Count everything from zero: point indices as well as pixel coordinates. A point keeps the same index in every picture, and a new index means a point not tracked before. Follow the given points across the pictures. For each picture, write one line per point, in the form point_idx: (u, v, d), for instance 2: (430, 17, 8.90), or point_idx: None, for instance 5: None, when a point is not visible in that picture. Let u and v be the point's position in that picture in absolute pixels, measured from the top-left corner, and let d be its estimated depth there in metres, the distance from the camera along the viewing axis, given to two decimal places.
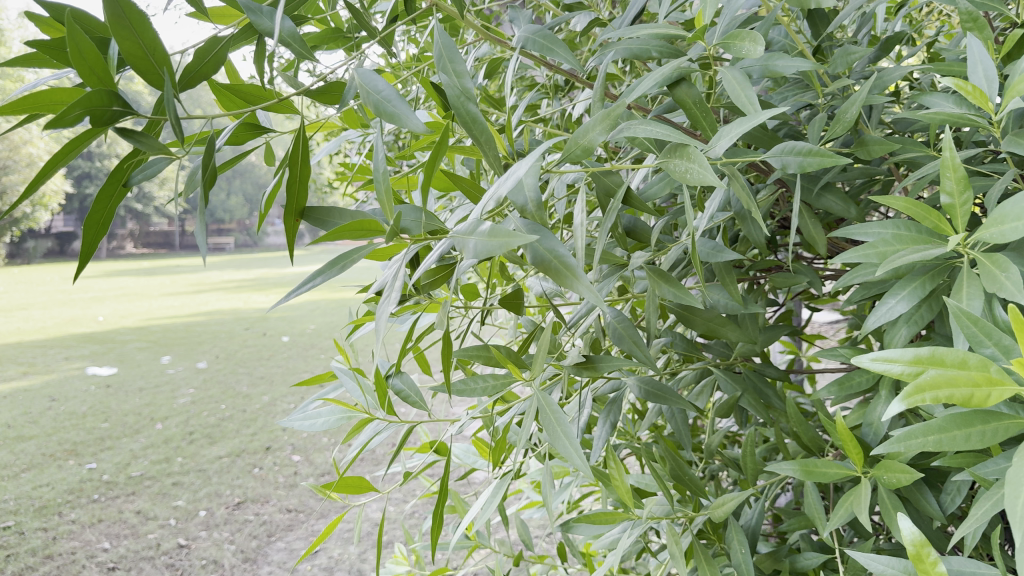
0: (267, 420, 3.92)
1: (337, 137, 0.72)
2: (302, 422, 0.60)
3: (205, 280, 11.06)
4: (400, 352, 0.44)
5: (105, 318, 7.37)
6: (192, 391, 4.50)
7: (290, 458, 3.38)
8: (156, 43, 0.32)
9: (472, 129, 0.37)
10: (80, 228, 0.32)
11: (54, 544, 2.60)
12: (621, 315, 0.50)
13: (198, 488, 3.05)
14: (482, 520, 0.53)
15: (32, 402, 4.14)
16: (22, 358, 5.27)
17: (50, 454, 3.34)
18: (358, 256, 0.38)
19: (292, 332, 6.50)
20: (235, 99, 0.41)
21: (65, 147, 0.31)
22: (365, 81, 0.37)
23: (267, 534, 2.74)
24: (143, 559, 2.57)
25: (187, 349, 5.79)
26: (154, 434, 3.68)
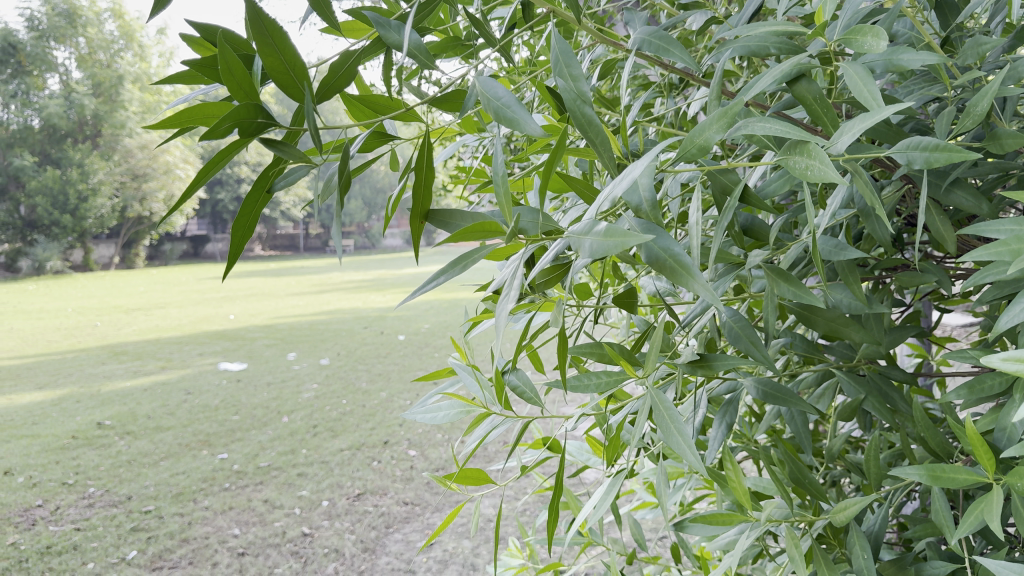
0: (386, 415, 4.05)
1: (455, 142, 0.73)
2: (423, 414, 0.62)
3: (328, 280, 11.58)
4: (516, 349, 0.44)
5: (237, 315, 7.87)
6: (316, 385, 4.72)
7: (407, 453, 3.48)
8: (294, 56, 0.34)
9: (587, 130, 0.37)
10: (229, 229, 0.34)
11: (190, 528, 2.73)
12: (738, 315, 0.50)
13: (321, 479, 3.17)
14: (599, 518, 0.53)
15: (170, 395, 4.48)
16: (161, 354, 5.71)
17: (187, 445, 3.59)
18: (477, 256, 0.39)
19: (408, 331, 6.71)
20: (365, 110, 0.43)
21: (213, 161, 0.34)
22: (484, 88, 0.39)
23: (386, 526, 2.76)
24: (270, 546, 2.59)
25: (312, 346, 6.07)
26: (281, 426, 3.88)
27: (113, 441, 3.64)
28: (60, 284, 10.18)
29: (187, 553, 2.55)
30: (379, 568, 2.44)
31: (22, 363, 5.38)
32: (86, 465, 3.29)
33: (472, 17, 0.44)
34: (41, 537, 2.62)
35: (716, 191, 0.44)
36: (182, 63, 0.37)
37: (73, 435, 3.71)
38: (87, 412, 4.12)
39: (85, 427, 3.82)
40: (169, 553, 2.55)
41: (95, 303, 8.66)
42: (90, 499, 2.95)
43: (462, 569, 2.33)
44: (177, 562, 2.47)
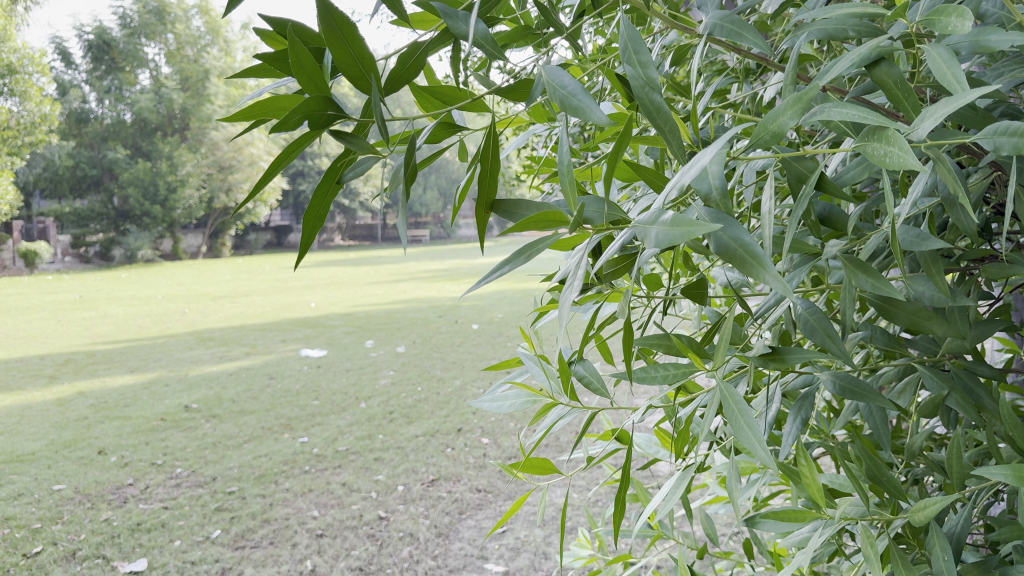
0: (459, 402, 4.10)
1: (525, 131, 0.73)
2: (490, 403, 0.63)
3: (404, 269, 11.77)
4: (582, 339, 0.44)
5: (318, 303, 8.07)
6: (393, 372, 4.82)
7: (479, 440, 3.51)
8: (363, 49, 0.35)
9: (656, 118, 0.37)
10: (301, 220, 0.35)
11: (271, 509, 2.79)
12: (814, 307, 0.49)
13: (397, 464, 3.22)
14: (668, 511, 0.52)
15: (254, 380, 4.65)
16: (246, 340, 5.92)
17: (270, 428, 3.72)
18: (543, 246, 0.39)
19: (482, 320, 6.77)
20: (434, 100, 0.43)
21: (287, 150, 0.35)
22: (551, 77, 0.39)
23: (459, 511, 2.76)
24: (347, 529, 2.62)
25: (389, 334, 6.19)
26: (358, 411, 3.97)
27: (200, 423, 3.79)
28: (151, 273, 10.67)
29: (268, 533, 2.58)
30: (451, 553, 2.42)
31: (116, 347, 5.66)
32: (174, 447, 3.44)
33: (541, 6, 0.44)
34: (132, 514, 2.73)
35: (790, 179, 0.43)
36: (254, 58, 0.38)
37: (162, 417, 3.89)
38: (176, 395, 4.31)
39: (173, 410, 3.99)
40: (251, 533, 2.59)
41: (184, 290, 9.02)
42: (178, 479, 3.08)
43: (533, 557, 2.33)
44: (259, 542, 2.51)
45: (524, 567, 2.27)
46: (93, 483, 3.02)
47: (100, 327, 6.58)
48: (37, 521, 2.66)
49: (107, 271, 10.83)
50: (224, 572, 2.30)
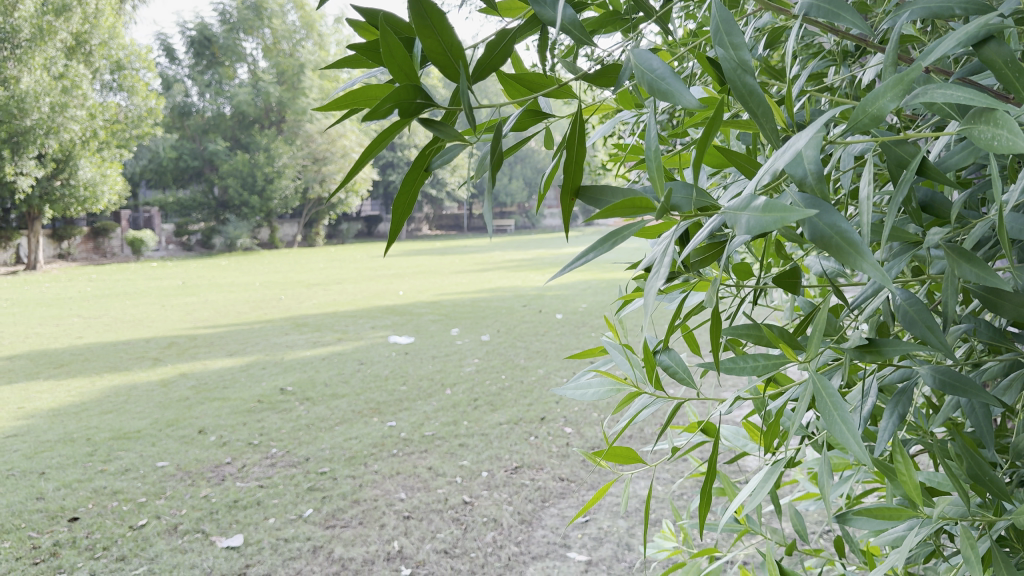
0: (543, 391, 4.11)
1: (613, 118, 0.72)
2: (573, 392, 0.63)
3: (489, 259, 11.84)
4: (669, 328, 0.44)
5: (405, 291, 8.21)
6: (478, 360, 4.87)
7: (563, 429, 3.50)
8: (452, 38, 0.35)
9: (749, 102, 0.36)
10: (391, 208, 0.36)
11: (361, 490, 2.86)
12: (914, 298, 0.47)
13: (481, 451, 3.25)
14: (757, 505, 0.52)
15: (345, 365, 4.78)
16: (337, 327, 6.08)
17: (359, 412, 3.82)
18: (629, 233, 0.39)
19: (566, 310, 6.75)
20: (520, 88, 0.44)
21: (378, 138, 0.35)
22: (640, 61, 0.38)
23: (542, 499, 2.76)
24: (433, 511, 2.65)
25: (474, 322, 6.25)
26: (444, 398, 4.03)
27: (294, 405, 3.93)
28: (249, 261, 11.10)
29: (357, 514, 2.65)
30: (535, 540, 2.42)
31: (216, 331, 5.91)
32: (269, 428, 3.58)
33: None
34: (229, 491, 2.85)
35: (890, 166, 0.41)
36: (347, 49, 0.39)
37: (259, 399, 4.04)
38: (271, 378, 4.48)
39: (269, 392, 4.15)
40: (341, 513, 2.66)
41: (279, 278, 9.34)
42: (273, 458, 3.19)
43: (617, 548, 2.32)
44: (348, 522, 2.58)
45: (608, 558, 2.26)
46: (194, 461, 3.16)
47: (202, 312, 6.89)
48: (143, 495, 2.80)
49: (208, 260, 11.32)
50: (316, 550, 2.37)
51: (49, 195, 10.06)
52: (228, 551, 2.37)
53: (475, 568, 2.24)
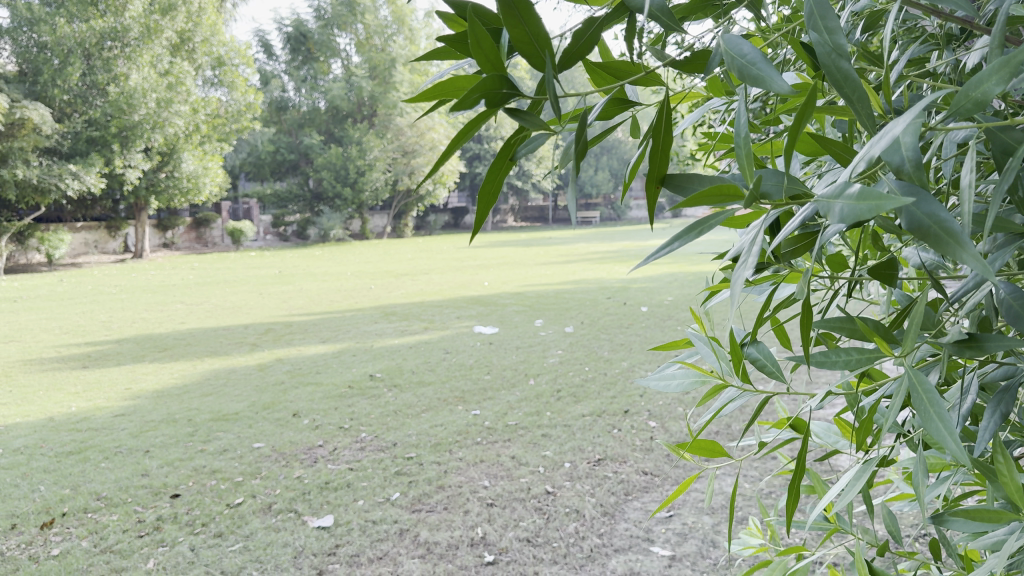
0: (627, 384, 4.08)
1: (702, 107, 0.71)
2: (657, 383, 0.62)
3: (575, 250, 11.80)
4: (757, 320, 0.43)
5: (490, 282, 8.28)
6: (561, 351, 4.87)
7: (647, 423, 3.47)
8: (539, 27, 0.36)
9: (843, 87, 0.35)
10: (477, 197, 0.37)
11: (445, 476, 2.90)
12: (1019, 293, 0.44)
13: (564, 441, 3.25)
14: (846, 503, 0.50)
15: (431, 353, 4.86)
16: (424, 316, 6.18)
17: (445, 400, 3.88)
18: (715, 222, 0.38)
19: (652, 303, 6.67)
20: (606, 76, 0.44)
21: (465, 128, 0.36)
22: (729, 47, 0.38)
23: (625, 492, 2.74)
24: (516, 500, 2.67)
25: (558, 313, 6.24)
26: (527, 388, 4.05)
27: (382, 392, 4.03)
28: (341, 252, 11.39)
29: (442, 499, 2.70)
30: (617, 533, 2.41)
31: (310, 318, 6.11)
32: (359, 413, 3.68)
33: None
34: (321, 473, 2.94)
35: (994, 153, 0.39)
36: (437, 40, 0.40)
37: (349, 384, 4.16)
38: (361, 364, 4.60)
39: (359, 378, 4.27)
40: (427, 498, 2.71)
41: (369, 268, 9.56)
42: (362, 442, 3.28)
43: (701, 544, 2.29)
44: (434, 507, 2.62)
45: (691, 553, 2.23)
46: (288, 443, 3.28)
47: (296, 300, 7.13)
48: (240, 474, 2.92)
49: (303, 250, 11.68)
50: (402, 533, 2.42)
51: (155, 187, 10.55)
52: (318, 531, 2.45)
53: (557, 558, 2.24)
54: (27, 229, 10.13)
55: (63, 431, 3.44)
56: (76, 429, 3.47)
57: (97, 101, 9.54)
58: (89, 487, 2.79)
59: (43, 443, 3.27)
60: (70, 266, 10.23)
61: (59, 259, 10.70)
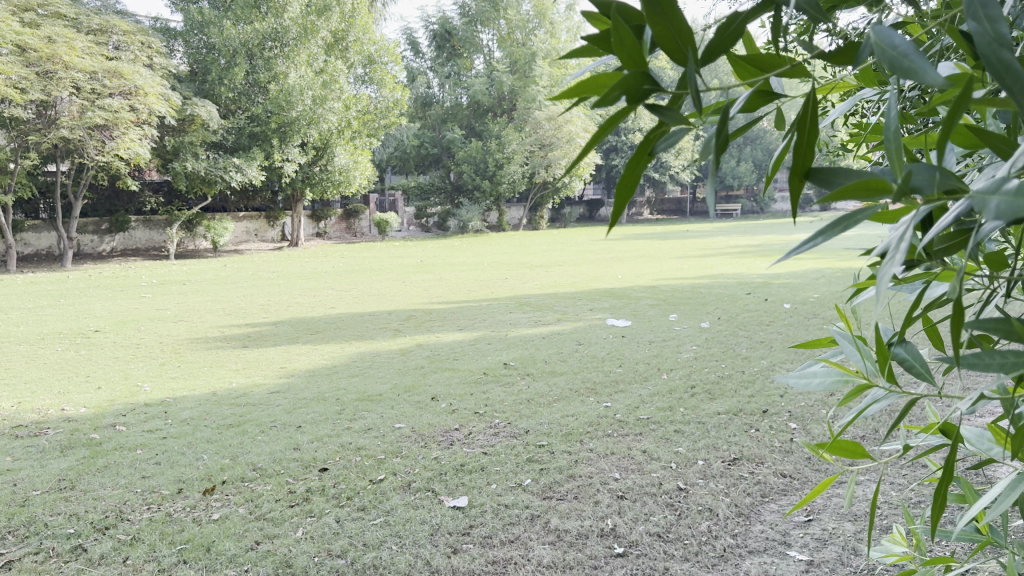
0: (766, 383, 3.96)
1: (853, 96, 0.68)
2: (798, 380, 0.61)
3: (714, 244, 11.51)
4: (904, 319, 0.41)
5: (624, 275, 8.22)
6: (696, 347, 4.78)
7: (786, 424, 3.35)
8: (683, 23, 0.36)
9: (1005, 78, 0.33)
10: (615, 193, 0.37)
11: (577, 466, 2.92)
12: None
13: (697, 438, 3.20)
14: (1000, 515, 0.48)
15: (564, 344, 4.89)
16: (558, 307, 6.22)
17: (577, 390, 3.90)
18: (863, 217, 0.37)
19: (795, 300, 6.41)
20: (750, 68, 0.43)
21: (607, 124, 0.37)
22: (881, 39, 0.37)
23: (761, 494, 2.65)
24: (647, 494, 2.65)
25: (694, 308, 6.12)
26: (660, 382, 4.01)
27: (516, 380, 4.09)
28: (479, 242, 11.62)
29: (573, 488, 2.71)
30: (752, 534, 2.35)
31: (448, 307, 6.28)
32: (493, 399, 3.76)
33: None
34: (457, 455, 3.03)
35: None
36: (580, 42, 0.40)
37: (484, 371, 4.25)
38: (496, 353, 4.69)
39: (493, 366, 4.36)
40: (558, 486, 2.73)
41: (505, 259, 9.70)
42: (496, 428, 3.35)
43: (841, 551, 2.19)
44: (564, 495, 2.65)
45: (830, 560, 2.14)
46: (426, 425, 3.40)
47: (435, 289, 7.34)
48: (382, 452, 3.06)
49: (443, 240, 12.02)
50: (534, 518, 2.46)
51: (310, 179, 11.16)
52: (453, 510, 2.52)
53: (688, 555, 2.21)
54: (197, 218, 11.00)
55: (224, 405, 3.71)
56: (236, 403, 3.74)
57: (258, 98, 10.25)
58: (246, 458, 3.00)
59: (207, 416, 3.54)
60: (233, 253, 11.01)
61: (222, 246, 11.53)
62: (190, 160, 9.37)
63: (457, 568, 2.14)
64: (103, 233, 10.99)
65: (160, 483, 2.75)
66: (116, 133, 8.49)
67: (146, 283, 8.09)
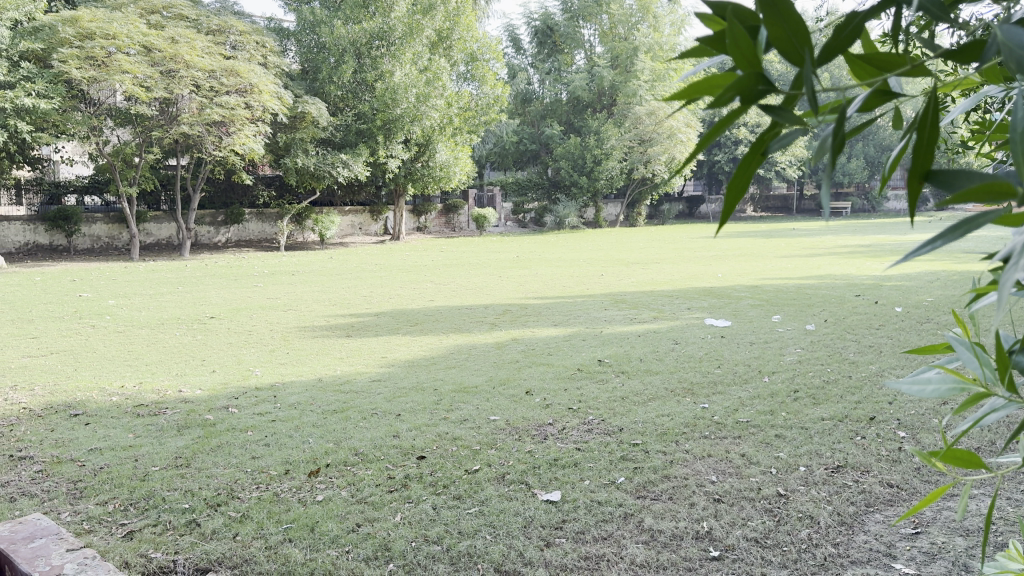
0: (874, 389, 3.80)
1: (977, 94, 0.65)
2: (910, 387, 0.59)
3: (820, 244, 11.10)
4: None
5: (725, 274, 8.05)
6: (800, 350, 4.63)
7: (895, 432, 3.21)
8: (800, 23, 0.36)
9: None
10: (725, 190, 0.38)
11: (672, 467, 2.89)
12: None
13: (799, 444, 3.11)
14: None
15: (661, 343, 4.83)
16: (655, 305, 6.15)
17: (673, 390, 3.85)
18: (984, 220, 0.36)
19: (907, 303, 6.12)
20: (869, 68, 0.43)
21: (720, 126, 0.37)
22: (1009, 39, 0.36)
23: (866, 504, 2.56)
24: (745, 499, 2.60)
25: (798, 310, 5.94)
26: (761, 385, 3.91)
27: (611, 377, 4.08)
28: (576, 240, 11.61)
29: (668, 489, 2.68)
30: (855, 545, 2.27)
31: (544, 302, 6.30)
32: (588, 396, 3.76)
33: None
34: (550, 450, 3.05)
35: None
36: (694, 43, 0.41)
37: (579, 368, 4.26)
38: (591, 349, 4.68)
39: (589, 362, 4.36)
40: (652, 486, 2.71)
41: (602, 256, 9.65)
42: (590, 425, 3.35)
43: (951, 567, 2.09)
44: (659, 495, 2.62)
45: None
46: (520, 419, 3.43)
47: (532, 284, 7.37)
48: (477, 444, 3.11)
49: (540, 236, 12.07)
50: (627, 517, 2.45)
51: (412, 175, 11.41)
52: (546, 504, 2.54)
53: (787, 562, 2.16)
54: (305, 212, 11.44)
55: (328, 391, 3.85)
56: (339, 390, 3.87)
57: (365, 96, 10.56)
58: (349, 443, 3.11)
59: (313, 401, 3.68)
60: (338, 246, 11.38)
61: (329, 239, 11.95)
62: (300, 155, 9.75)
63: (550, 562, 2.15)
64: (218, 225, 11.60)
65: (268, 464, 2.88)
66: (232, 129, 8.94)
67: (258, 272, 8.47)
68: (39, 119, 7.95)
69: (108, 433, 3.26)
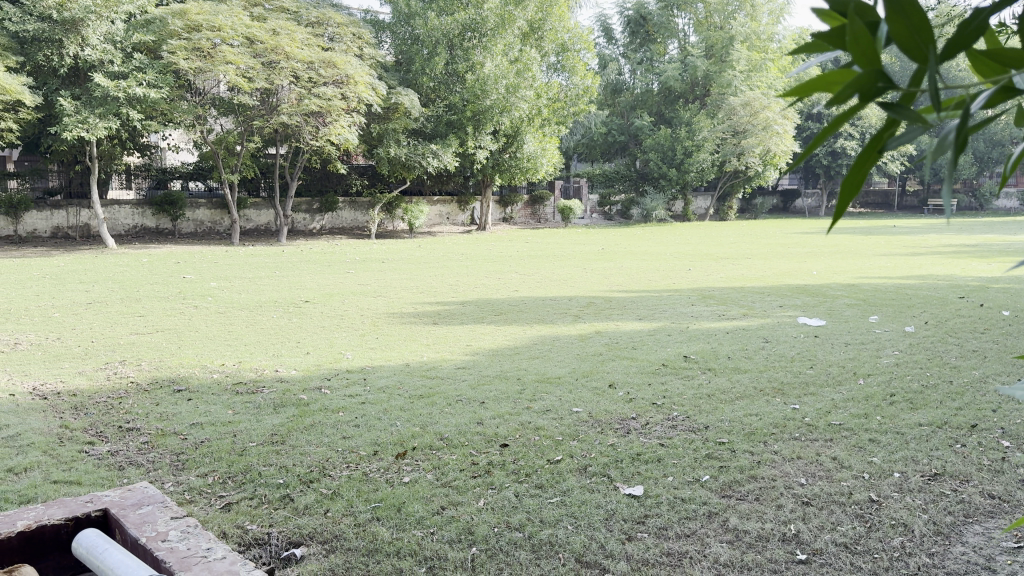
0: (977, 396, 3.63)
1: None
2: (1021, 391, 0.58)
3: (923, 243, 10.62)
4: None
5: (819, 271, 7.80)
6: (898, 353, 4.46)
7: (999, 442, 3.06)
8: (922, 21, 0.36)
9: None
10: (840, 185, 0.38)
11: (759, 467, 2.83)
12: None
13: (894, 450, 3.00)
14: None
15: (750, 341, 4.74)
16: (745, 302, 6.03)
17: (762, 389, 3.77)
18: None
19: (1017, 307, 5.80)
20: (993, 67, 0.42)
21: (837, 121, 0.38)
22: None
23: (964, 514, 2.45)
24: (834, 503, 2.53)
25: (897, 311, 5.71)
26: (855, 388, 3.78)
27: (697, 374, 4.03)
28: (665, 233, 11.46)
29: (754, 489, 2.64)
30: (951, 556, 2.18)
31: (630, 296, 6.26)
32: (673, 391, 3.72)
33: None
34: (634, 444, 3.04)
35: None
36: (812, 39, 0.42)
37: (665, 363, 4.22)
38: (677, 345, 4.64)
39: (674, 357, 4.31)
40: (738, 486, 2.67)
41: (690, 250, 9.50)
42: (674, 421, 3.32)
43: None
44: (745, 496, 2.58)
45: None
46: (604, 411, 3.43)
47: (617, 277, 7.33)
48: (560, 434, 3.12)
49: (627, 229, 11.97)
50: (711, 515, 2.42)
51: (500, 166, 11.49)
52: (629, 498, 2.54)
53: (877, 570, 2.10)
54: (395, 201, 11.69)
55: (416, 376, 3.94)
56: (426, 376, 3.96)
57: (457, 87, 10.67)
58: (435, 428, 3.17)
59: (400, 385, 3.77)
60: (427, 235, 11.58)
61: (418, 228, 12.17)
62: (393, 146, 9.95)
63: (631, 555, 2.15)
64: (314, 212, 11.99)
65: (358, 445, 2.97)
66: (328, 120, 9.17)
67: (349, 259, 8.71)
68: (150, 108, 8.36)
69: (209, 408, 3.42)
